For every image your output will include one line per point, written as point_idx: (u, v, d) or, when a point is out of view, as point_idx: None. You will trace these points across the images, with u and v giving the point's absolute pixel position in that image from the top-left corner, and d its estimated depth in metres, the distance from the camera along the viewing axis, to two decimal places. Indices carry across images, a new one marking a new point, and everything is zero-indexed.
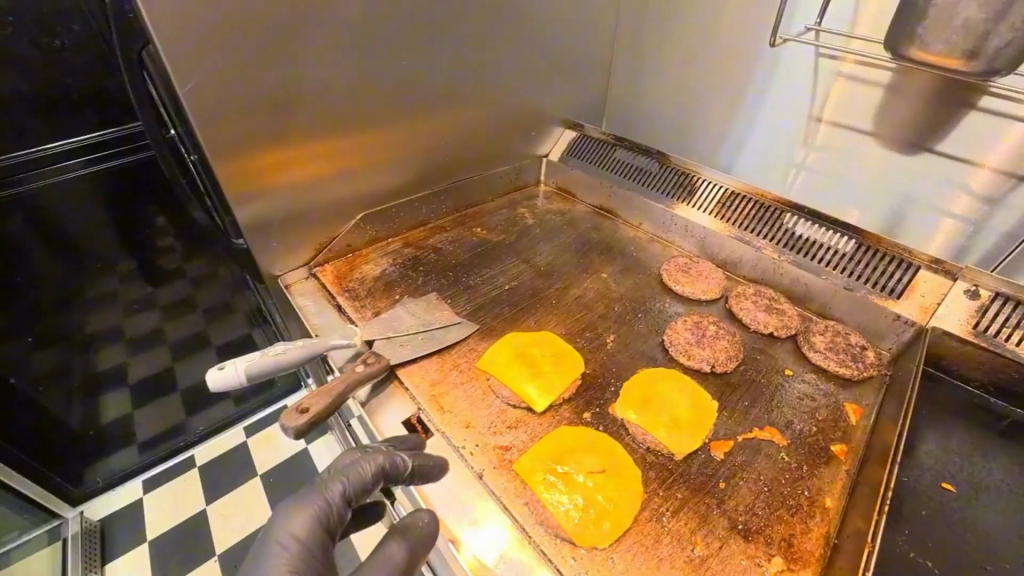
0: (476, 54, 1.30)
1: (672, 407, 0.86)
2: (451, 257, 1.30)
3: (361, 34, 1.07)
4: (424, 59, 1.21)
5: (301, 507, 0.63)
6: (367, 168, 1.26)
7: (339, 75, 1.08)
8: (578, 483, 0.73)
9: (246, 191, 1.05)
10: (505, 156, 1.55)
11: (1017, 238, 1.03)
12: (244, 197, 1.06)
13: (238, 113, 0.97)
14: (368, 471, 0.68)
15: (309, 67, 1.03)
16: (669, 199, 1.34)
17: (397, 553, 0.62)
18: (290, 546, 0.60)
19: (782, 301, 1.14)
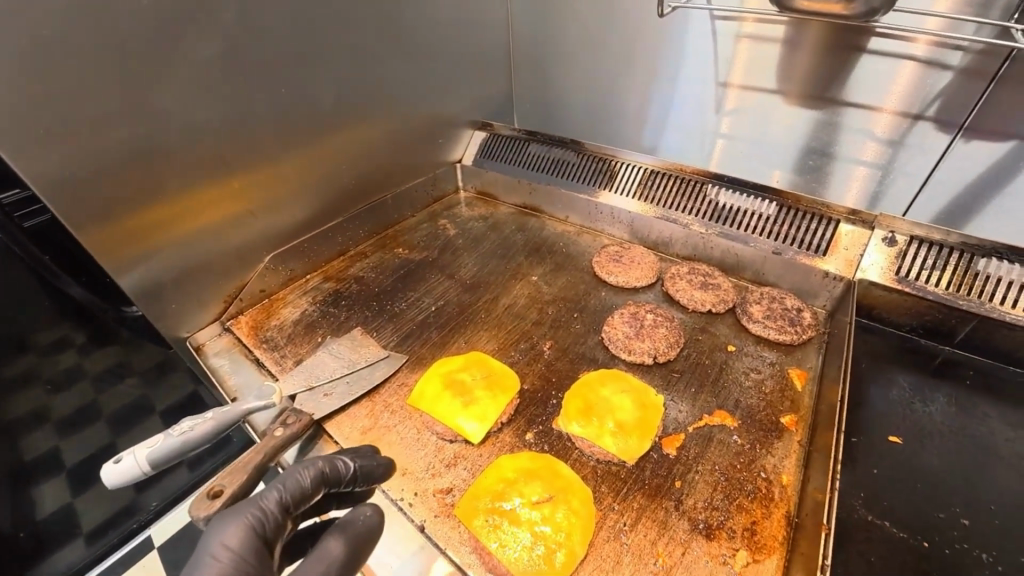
0: (364, 66, 1.22)
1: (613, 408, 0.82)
2: (374, 285, 1.21)
3: (230, 63, 0.97)
4: (308, 81, 1.13)
5: (237, 517, 0.60)
6: (260, 207, 1.15)
7: (212, 113, 0.98)
8: (524, 518, 0.68)
9: (125, 257, 0.93)
10: (418, 167, 1.47)
11: (922, 178, 1.05)
12: (126, 263, 0.94)
13: (101, 169, 0.85)
14: (307, 477, 0.67)
15: (175, 108, 0.92)
16: (593, 187, 1.30)
17: (334, 547, 0.61)
18: (226, 555, 0.57)
19: (716, 275, 1.12)
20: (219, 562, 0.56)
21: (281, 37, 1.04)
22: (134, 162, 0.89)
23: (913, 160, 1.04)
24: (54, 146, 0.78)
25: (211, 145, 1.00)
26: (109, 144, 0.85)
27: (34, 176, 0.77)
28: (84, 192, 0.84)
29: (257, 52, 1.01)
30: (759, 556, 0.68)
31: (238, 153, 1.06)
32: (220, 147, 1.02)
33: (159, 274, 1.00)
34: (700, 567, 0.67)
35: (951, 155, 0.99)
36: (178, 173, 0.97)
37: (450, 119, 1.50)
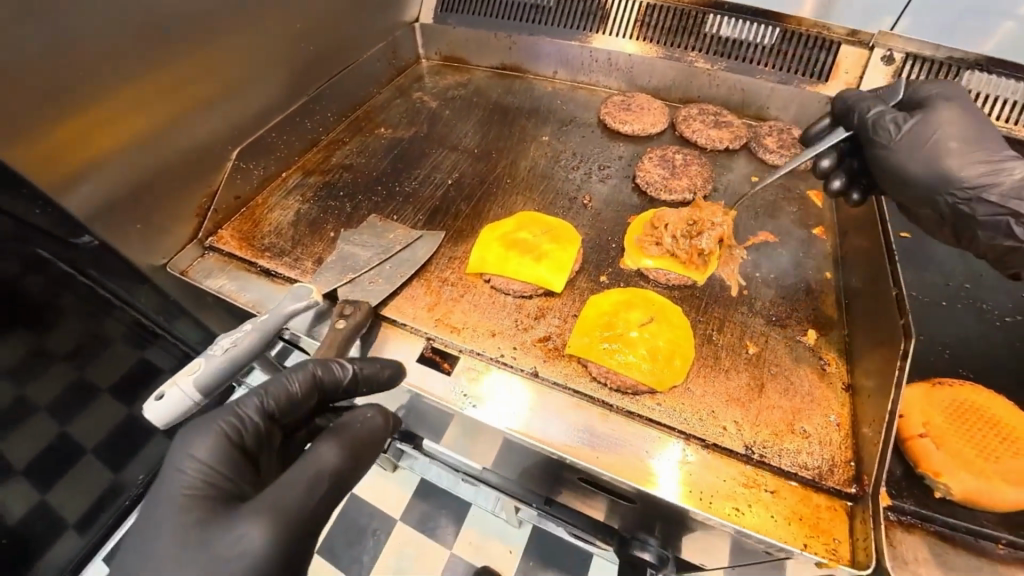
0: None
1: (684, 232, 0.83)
2: (369, 170, 1.08)
3: None
4: None
5: (210, 424, 0.55)
6: (201, 93, 0.92)
7: None
8: (634, 339, 0.71)
9: (69, 174, 0.74)
10: (372, 30, 1.24)
11: None
12: (70, 182, 0.74)
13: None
14: (297, 385, 0.59)
15: None
16: (582, 33, 1.19)
17: (326, 456, 0.54)
18: (198, 468, 0.53)
19: (726, 113, 1.12)
20: (188, 473, 0.52)
21: None
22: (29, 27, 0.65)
23: None
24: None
25: (134, 16, 0.77)
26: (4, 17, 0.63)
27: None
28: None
29: None
30: (824, 330, 0.78)
31: (161, 22, 0.82)
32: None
33: (110, 194, 0.81)
34: (785, 347, 0.75)
35: None
36: (93, 47, 0.73)
37: None
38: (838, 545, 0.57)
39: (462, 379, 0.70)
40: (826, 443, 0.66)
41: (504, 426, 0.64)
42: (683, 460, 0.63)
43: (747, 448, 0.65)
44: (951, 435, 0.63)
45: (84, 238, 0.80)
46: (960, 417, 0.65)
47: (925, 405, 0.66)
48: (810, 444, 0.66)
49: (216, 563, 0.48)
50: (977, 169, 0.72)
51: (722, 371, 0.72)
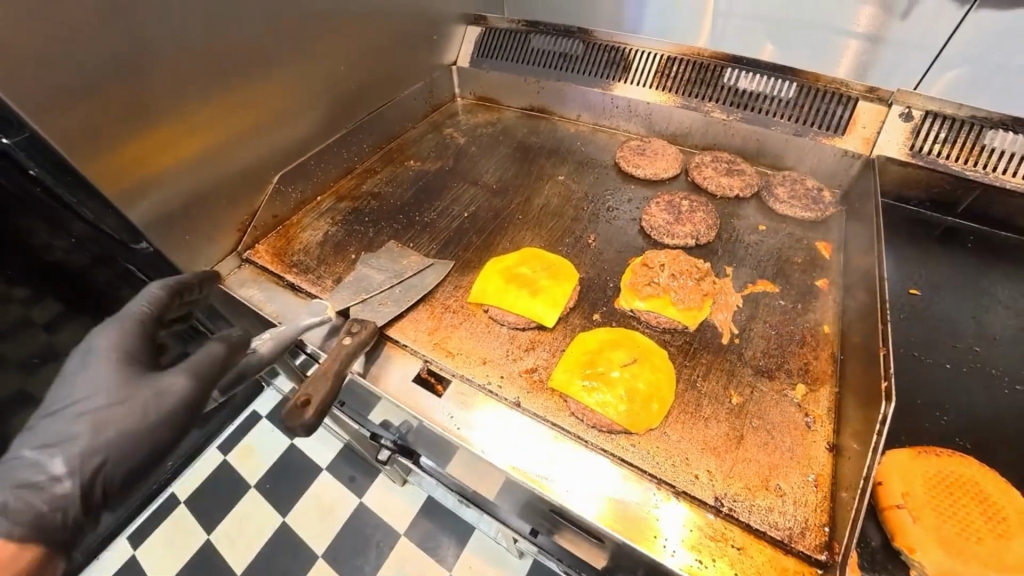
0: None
1: (676, 279, 0.85)
2: (394, 199, 1.16)
3: None
4: None
5: (111, 323, 0.64)
6: (250, 122, 1.03)
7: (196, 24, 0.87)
8: (615, 379, 0.74)
9: (133, 189, 0.85)
10: (411, 72, 1.36)
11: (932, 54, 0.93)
12: (132, 196, 0.85)
13: (85, 88, 0.75)
14: (158, 294, 0.69)
15: (154, 21, 0.81)
16: (605, 80, 1.26)
17: (180, 382, 0.63)
18: (144, 291, 0.68)
19: (740, 161, 1.14)
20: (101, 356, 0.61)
21: None
22: (116, 65, 0.78)
23: (929, 32, 0.91)
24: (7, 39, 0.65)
25: (201, 58, 0.90)
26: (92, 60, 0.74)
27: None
28: (68, 105, 0.74)
29: None
30: (813, 386, 0.77)
31: (224, 62, 0.94)
32: (200, 39, 0.88)
33: (167, 207, 0.92)
34: (770, 400, 0.76)
35: (969, 30, 0.87)
36: (164, 81, 0.85)
37: (439, 15, 1.34)
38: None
39: (450, 403, 0.75)
40: (801, 504, 0.65)
41: (485, 453, 0.68)
42: (681, 520, 0.64)
43: (716, 499, 0.66)
44: (930, 508, 0.62)
45: (143, 244, 0.91)
46: (942, 490, 0.63)
47: (905, 475, 0.65)
48: (784, 504, 0.66)
49: (21, 487, 0.54)
50: None
51: (702, 418, 0.73)
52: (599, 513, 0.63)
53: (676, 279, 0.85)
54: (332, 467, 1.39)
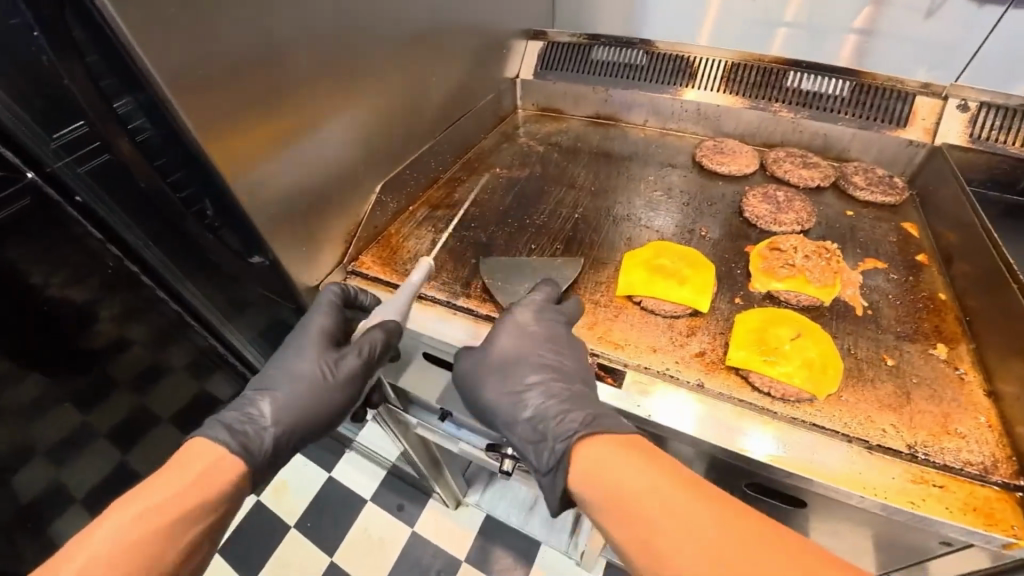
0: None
1: (807, 260, 0.92)
2: (493, 205, 1.18)
3: None
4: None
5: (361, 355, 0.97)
6: (361, 132, 1.03)
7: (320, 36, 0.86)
8: (787, 352, 0.79)
9: (260, 194, 0.84)
10: (483, 85, 1.38)
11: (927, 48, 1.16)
12: (260, 202, 0.84)
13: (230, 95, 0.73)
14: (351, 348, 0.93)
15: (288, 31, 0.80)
16: (673, 87, 1.30)
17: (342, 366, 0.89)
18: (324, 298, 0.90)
19: (813, 156, 1.23)
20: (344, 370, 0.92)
21: None
22: (257, 74, 0.77)
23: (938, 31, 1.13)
24: (177, 45, 0.64)
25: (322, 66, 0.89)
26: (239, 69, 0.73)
27: (165, 79, 0.64)
28: (214, 107, 0.72)
29: None
30: (952, 345, 0.84)
31: None
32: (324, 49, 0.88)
33: (287, 213, 0.91)
34: (921, 361, 0.82)
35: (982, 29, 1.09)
36: (294, 89, 0.85)
37: (506, 30, 1.39)
38: (1020, 531, 0.62)
39: (631, 390, 0.77)
40: (984, 441, 0.71)
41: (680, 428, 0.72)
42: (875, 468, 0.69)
43: (909, 447, 0.71)
44: None
45: (256, 257, 0.92)
46: None
47: None
48: (969, 443, 0.71)
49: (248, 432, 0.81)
50: None
51: (869, 383, 0.79)
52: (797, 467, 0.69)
53: (808, 258, 0.92)
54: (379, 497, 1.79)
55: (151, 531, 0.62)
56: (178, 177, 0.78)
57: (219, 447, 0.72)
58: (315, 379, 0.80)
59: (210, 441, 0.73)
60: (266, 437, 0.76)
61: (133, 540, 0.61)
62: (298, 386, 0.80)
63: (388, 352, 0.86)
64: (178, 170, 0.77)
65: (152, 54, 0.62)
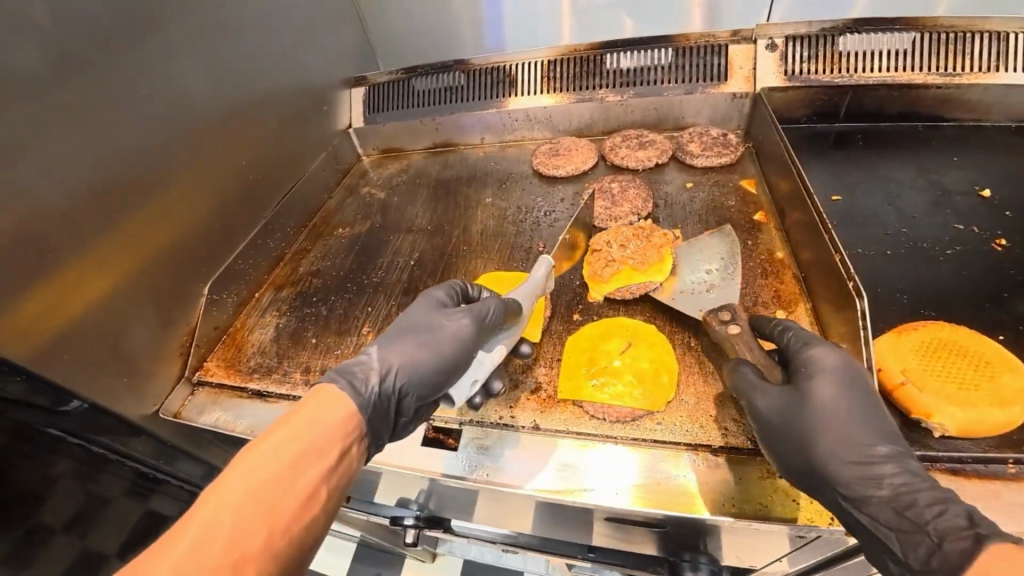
0: (198, 39, 1.03)
1: (625, 249, 0.87)
2: (336, 270, 1.13)
3: (58, 101, 0.79)
4: (155, 92, 0.94)
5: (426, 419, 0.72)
6: (161, 238, 0.97)
7: (62, 162, 0.80)
8: (619, 367, 0.75)
9: (40, 350, 0.76)
10: (311, 145, 1.33)
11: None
12: (42, 357, 0.76)
13: None
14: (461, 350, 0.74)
15: (11, 173, 0.73)
16: (497, 100, 1.27)
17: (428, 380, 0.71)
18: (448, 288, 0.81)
19: (648, 133, 1.20)
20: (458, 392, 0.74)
21: (99, 22, 0.84)
22: None
23: None
24: None
25: (83, 190, 0.83)
26: None
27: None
28: None
29: (80, 45, 0.82)
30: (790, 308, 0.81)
31: (120, 188, 0.89)
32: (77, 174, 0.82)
33: (95, 351, 0.84)
34: None
35: None
36: (58, 228, 0.79)
37: (321, 84, 1.34)
38: None
39: (468, 452, 0.72)
40: None
41: (590, 500, 0.64)
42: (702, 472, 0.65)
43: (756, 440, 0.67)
44: (929, 374, 0.66)
45: (72, 403, 0.79)
46: (933, 357, 0.68)
47: (898, 352, 0.69)
48: None
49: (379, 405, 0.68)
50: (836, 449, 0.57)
51: (709, 375, 0.75)
52: (640, 500, 0.63)
53: (633, 241, 0.88)
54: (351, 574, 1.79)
55: (256, 493, 0.50)
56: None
57: (333, 394, 0.61)
58: (399, 343, 0.71)
59: (339, 388, 0.62)
60: (384, 387, 0.65)
61: (247, 503, 0.49)
62: (448, 341, 0.71)
63: (501, 329, 0.76)
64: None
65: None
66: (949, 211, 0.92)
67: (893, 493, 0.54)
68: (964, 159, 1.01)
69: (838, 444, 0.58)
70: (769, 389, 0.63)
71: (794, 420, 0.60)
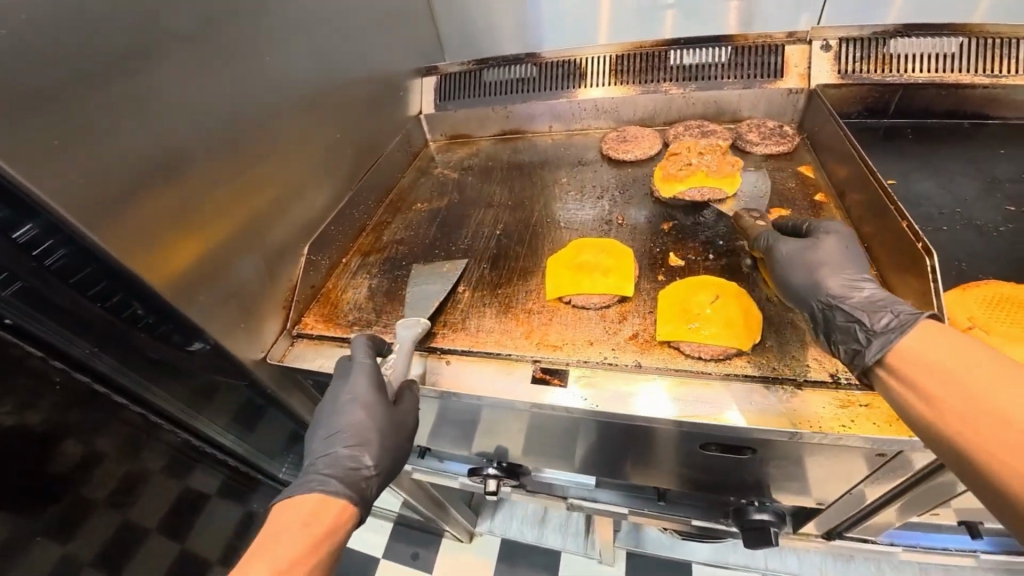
0: (311, 23, 1.13)
1: (704, 159, 1.08)
2: (420, 239, 1.22)
3: (207, 64, 0.89)
4: (274, 64, 1.04)
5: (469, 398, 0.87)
6: (271, 198, 1.06)
7: (207, 120, 0.89)
8: (710, 315, 0.83)
9: (184, 284, 0.85)
10: (388, 128, 1.43)
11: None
12: (185, 291, 0.85)
13: (125, 194, 0.75)
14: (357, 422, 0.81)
15: (171, 123, 0.83)
16: (567, 90, 1.37)
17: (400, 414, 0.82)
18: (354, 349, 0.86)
19: (708, 124, 1.30)
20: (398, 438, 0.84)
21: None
22: (148, 167, 0.79)
23: None
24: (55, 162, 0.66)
25: (219, 144, 0.92)
26: (122, 164, 0.75)
27: (64, 204, 0.67)
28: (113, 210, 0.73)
29: (226, 17, 0.92)
30: None
31: (245, 147, 0.98)
32: (215, 129, 0.91)
33: (221, 293, 0.93)
34: None
35: None
36: (202, 177, 0.89)
37: (400, 72, 1.44)
38: None
39: (579, 388, 0.80)
40: None
41: (645, 412, 0.74)
42: (795, 403, 0.74)
43: (839, 375, 0.76)
44: (994, 321, 0.75)
45: (198, 342, 0.89)
46: (997, 307, 0.77)
47: (964, 304, 0.78)
48: None
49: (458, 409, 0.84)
50: (837, 288, 0.75)
51: (790, 325, 0.84)
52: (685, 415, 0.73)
53: (706, 154, 1.10)
54: (391, 551, 1.81)
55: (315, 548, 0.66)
56: (102, 287, 0.74)
57: (322, 494, 0.73)
58: (379, 412, 0.79)
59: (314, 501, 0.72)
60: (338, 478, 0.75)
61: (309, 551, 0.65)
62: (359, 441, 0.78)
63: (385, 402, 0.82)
64: (101, 280, 0.74)
65: (43, 183, 0.65)
66: (998, 195, 1.02)
67: (869, 297, 0.72)
68: (1007, 151, 1.11)
69: (835, 272, 0.78)
70: (790, 241, 0.85)
71: (806, 255, 0.81)
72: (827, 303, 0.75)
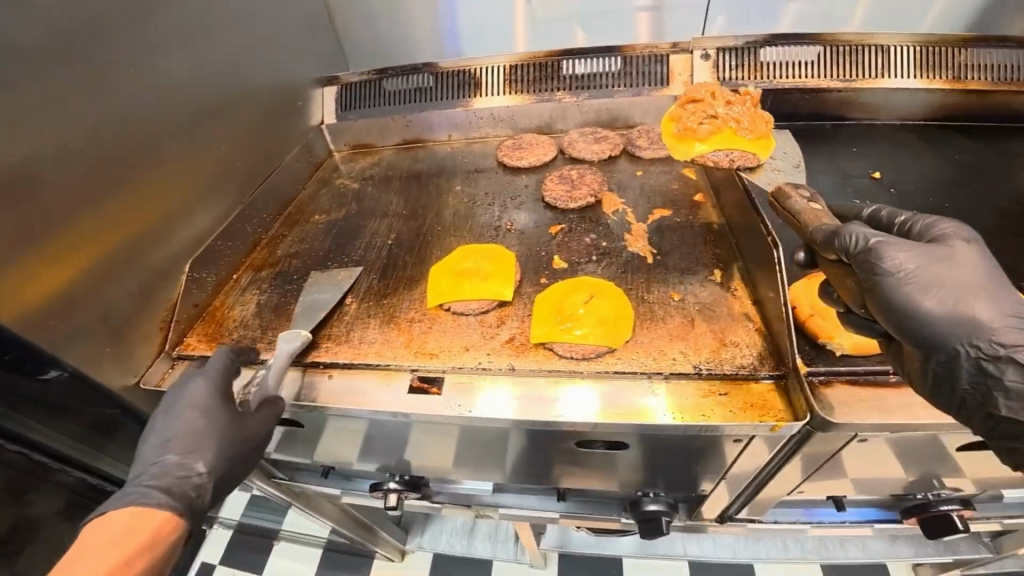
0: (188, 29, 1.08)
1: (731, 110, 1.15)
2: (314, 252, 1.18)
3: (52, 71, 0.82)
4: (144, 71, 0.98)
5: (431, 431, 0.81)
6: (145, 213, 0.99)
7: (54, 129, 0.82)
8: (580, 315, 0.85)
9: (27, 311, 0.77)
10: (286, 138, 1.38)
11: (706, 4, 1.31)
12: (29, 318, 0.77)
13: None
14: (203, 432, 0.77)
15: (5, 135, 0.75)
16: (464, 99, 1.38)
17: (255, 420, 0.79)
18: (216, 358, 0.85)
19: (601, 130, 1.34)
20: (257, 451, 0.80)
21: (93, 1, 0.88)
22: None
23: None
24: None
25: (74, 158, 0.85)
26: None
27: None
28: None
29: (78, 22, 0.86)
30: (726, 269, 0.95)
31: (109, 159, 0.91)
32: (67, 140, 0.84)
33: (78, 317, 0.85)
34: (705, 291, 0.92)
35: None
36: (49, 192, 0.81)
37: (297, 82, 1.40)
38: (783, 414, 0.72)
39: (456, 394, 0.79)
40: (751, 346, 0.82)
41: (569, 417, 0.73)
42: (659, 396, 0.76)
43: (700, 368, 0.80)
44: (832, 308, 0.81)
45: (50, 371, 0.81)
46: None
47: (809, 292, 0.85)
48: (739, 350, 0.82)
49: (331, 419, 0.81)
50: (999, 331, 0.61)
51: (659, 322, 0.87)
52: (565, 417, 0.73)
53: (731, 108, 1.15)
54: None
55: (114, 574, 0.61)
56: None
57: (141, 506, 0.67)
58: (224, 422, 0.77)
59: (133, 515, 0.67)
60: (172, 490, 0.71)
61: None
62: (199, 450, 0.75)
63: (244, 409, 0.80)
64: None
65: None
66: (852, 191, 1.10)
67: None
68: (862, 150, 1.21)
69: (993, 304, 0.62)
70: (909, 247, 0.66)
71: (946, 274, 0.64)
72: (989, 353, 0.61)
